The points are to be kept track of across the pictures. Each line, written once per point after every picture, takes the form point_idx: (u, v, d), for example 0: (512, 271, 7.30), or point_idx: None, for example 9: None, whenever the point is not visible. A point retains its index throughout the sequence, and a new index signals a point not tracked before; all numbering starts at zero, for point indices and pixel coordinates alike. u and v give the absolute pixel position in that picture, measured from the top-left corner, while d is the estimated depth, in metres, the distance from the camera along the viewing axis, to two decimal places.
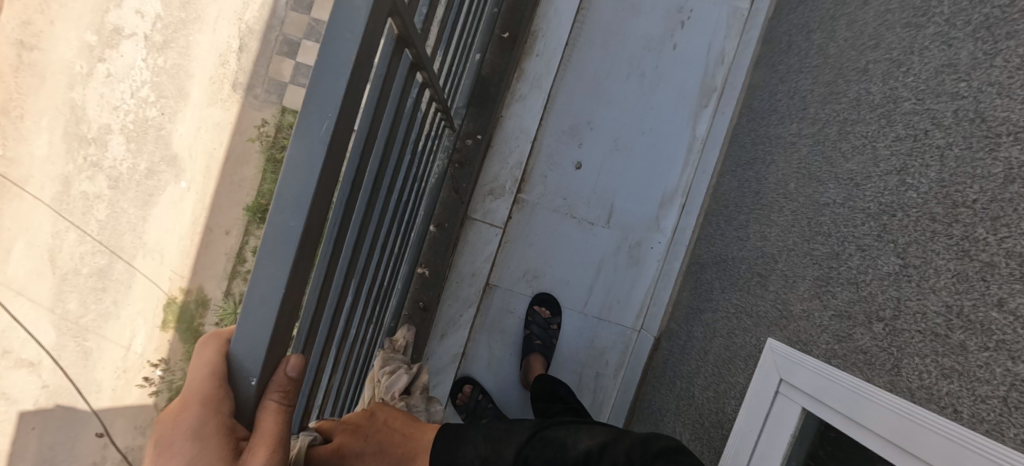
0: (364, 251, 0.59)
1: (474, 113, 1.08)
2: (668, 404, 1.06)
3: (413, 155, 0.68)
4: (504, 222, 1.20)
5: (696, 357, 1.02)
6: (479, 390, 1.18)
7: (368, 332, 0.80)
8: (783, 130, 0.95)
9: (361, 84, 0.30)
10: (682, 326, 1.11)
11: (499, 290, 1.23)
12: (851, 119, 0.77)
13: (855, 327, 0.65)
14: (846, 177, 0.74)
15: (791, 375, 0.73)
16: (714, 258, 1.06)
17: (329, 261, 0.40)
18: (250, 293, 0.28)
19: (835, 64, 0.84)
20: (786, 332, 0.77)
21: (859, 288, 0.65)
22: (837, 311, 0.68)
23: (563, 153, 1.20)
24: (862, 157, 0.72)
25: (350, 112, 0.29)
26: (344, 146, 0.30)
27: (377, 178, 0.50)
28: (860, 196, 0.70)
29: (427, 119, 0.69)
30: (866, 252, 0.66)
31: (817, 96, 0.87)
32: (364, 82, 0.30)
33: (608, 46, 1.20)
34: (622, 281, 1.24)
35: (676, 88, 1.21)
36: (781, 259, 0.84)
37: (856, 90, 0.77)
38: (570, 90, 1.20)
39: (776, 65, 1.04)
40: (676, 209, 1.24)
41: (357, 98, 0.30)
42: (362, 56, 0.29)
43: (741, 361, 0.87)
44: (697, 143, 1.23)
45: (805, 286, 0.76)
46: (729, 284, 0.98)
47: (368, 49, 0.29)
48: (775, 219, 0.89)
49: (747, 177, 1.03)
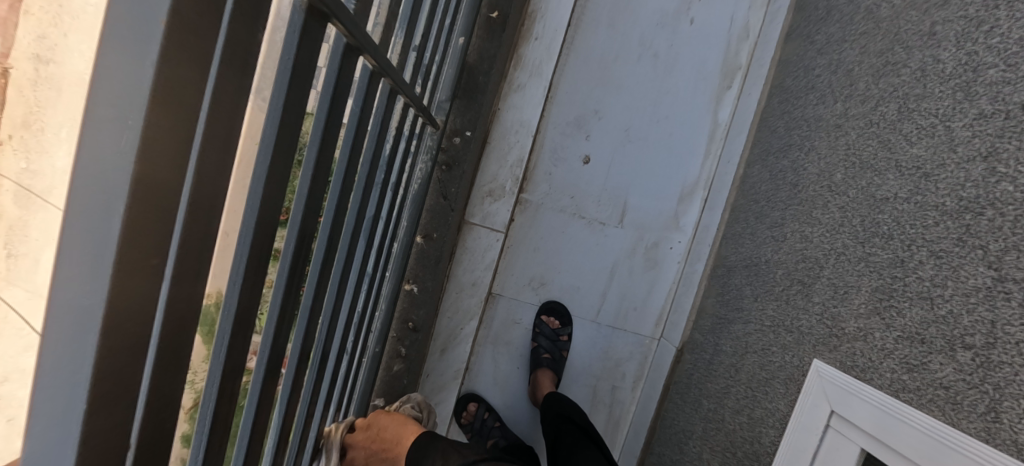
0: (312, 282, 0.46)
1: (461, 106, 0.85)
2: (694, 425, 0.92)
3: (385, 158, 0.58)
4: (506, 226, 1.08)
5: (724, 375, 0.87)
6: (485, 408, 1.08)
7: (347, 361, 0.70)
8: (823, 111, 0.81)
9: (197, 69, 0.19)
10: (707, 337, 0.97)
11: (503, 299, 1.11)
12: (915, 94, 0.63)
13: (930, 353, 0.52)
14: (911, 166, 0.60)
15: (845, 408, 0.60)
16: (743, 261, 0.92)
17: (239, 311, 0.32)
18: (32, 409, 0.18)
19: (891, 29, 0.70)
20: (836, 354, 0.64)
21: (935, 306, 0.52)
22: (905, 332, 0.55)
23: (568, 146, 1.08)
24: (931, 140, 0.59)
25: (175, 115, 0.18)
26: (178, 170, 0.19)
27: (314, 195, 0.39)
28: (932, 189, 0.57)
29: (404, 125, 0.59)
30: (943, 260, 0.53)
31: (867, 70, 0.73)
32: (204, 71, 0.19)
33: (617, 24, 1.06)
34: (639, 285, 1.12)
35: (694, 68, 1.07)
36: (827, 264, 0.70)
37: (921, 58, 0.63)
38: (574, 75, 1.07)
39: (813, 35, 0.89)
40: (698, 204, 1.11)
41: (192, 97, 0.19)
42: (178, 20, 0.17)
43: (781, 384, 0.72)
44: (721, 128, 1.09)
45: (860, 300, 0.62)
46: (761, 291, 0.83)
47: (200, 16, 0.18)
48: (817, 216, 0.75)
49: (780, 167, 0.89)
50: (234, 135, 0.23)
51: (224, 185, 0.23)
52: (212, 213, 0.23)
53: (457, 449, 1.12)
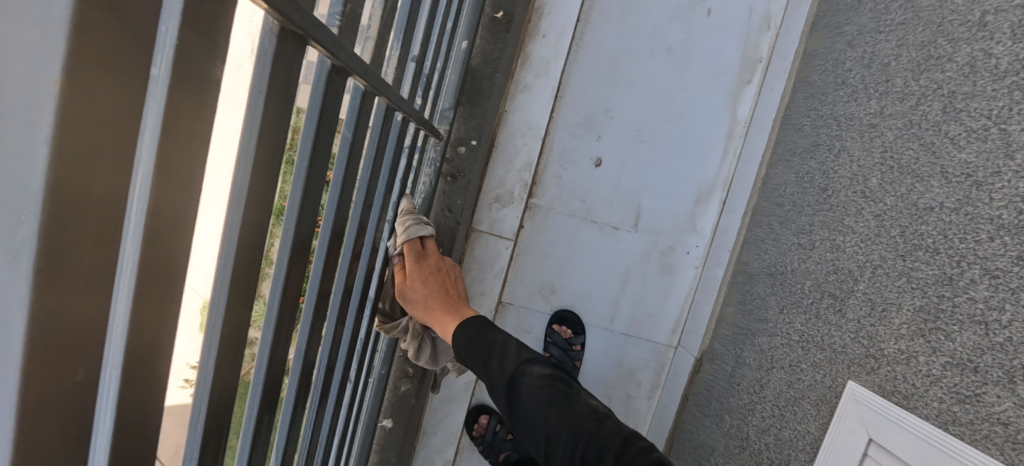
0: (304, 323, 0.43)
1: (465, 112, 0.80)
2: (716, 440, 0.88)
3: (386, 176, 0.53)
4: (515, 233, 1.04)
5: (747, 389, 0.83)
6: (496, 420, 1.06)
7: (350, 386, 0.67)
8: (855, 109, 0.75)
9: (113, 137, 0.15)
10: (729, 348, 0.92)
11: (513, 308, 1.08)
12: (963, 93, 0.57)
13: (985, 384, 0.47)
14: (959, 172, 0.55)
15: (886, 437, 0.56)
16: (766, 268, 0.86)
17: (219, 375, 0.28)
18: None
19: (933, 19, 0.64)
20: (874, 377, 0.59)
21: (991, 332, 0.48)
22: (955, 358, 0.50)
23: (579, 148, 1.03)
24: (983, 145, 0.53)
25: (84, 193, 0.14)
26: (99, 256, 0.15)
27: (301, 233, 0.35)
28: (985, 201, 0.51)
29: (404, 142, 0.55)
30: (1000, 281, 0.48)
31: (906, 64, 0.67)
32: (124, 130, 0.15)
33: (628, 17, 1.00)
34: (655, 292, 1.07)
35: (710, 62, 1.01)
36: (861, 278, 0.64)
37: (969, 52, 0.57)
38: (584, 72, 1.01)
39: (842, 26, 0.83)
40: (716, 206, 1.05)
41: (114, 168, 0.15)
42: (82, 79, 0.13)
43: (812, 404, 0.68)
44: (740, 125, 1.03)
45: (902, 320, 0.57)
46: (788, 303, 0.78)
47: (111, 67, 0.14)
48: (850, 224, 0.69)
49: (807, 169, 0.83)
50: (193, 196, 0.19)
51: (183, 257, 0.20)
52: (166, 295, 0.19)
53: (469, 461, 1.09)
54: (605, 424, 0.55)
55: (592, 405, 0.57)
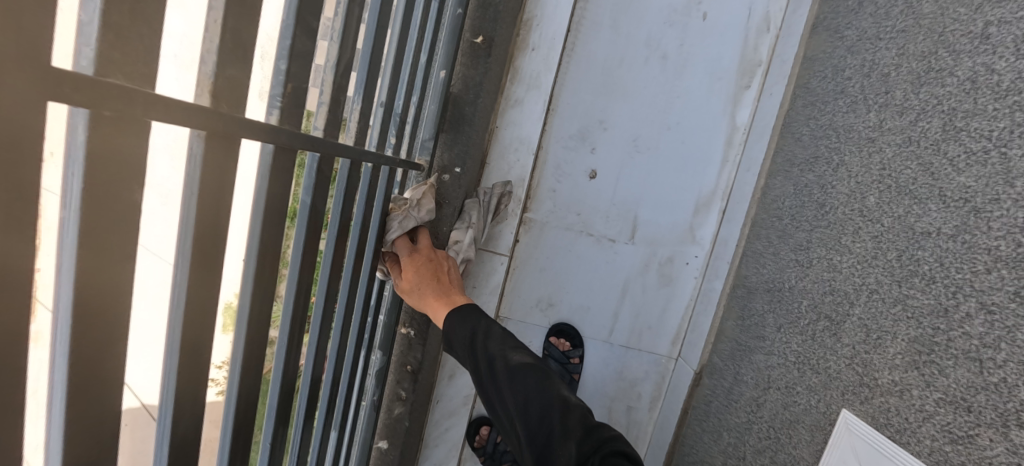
0: (274, 375, 0.45)
1: (449, 139, 0.80)
2: (715, 457, 0.87)
3: (359, 217, 0.54)
4: (510, 249, 1.03)
5: (745, 408, 0.81)
6: (496, 433, 1.07)
7: (338, 415, 0.69)
8: (854, 121, 0.72)
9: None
10: (728, 363, 0.90)
11: (511, 322, 1.08)
12: (962, 110, 0.54)
13: (979, 426, 0.46)
14: (957, 197, 0.52)
15: None
16: (765, 283, 0.84)
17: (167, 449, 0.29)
18: None
19: (933, 28, 0.60)
20: (869, 407, 0.57)
21: (986, 371, 0.46)
22: (948, 395, 0.49)
23: (574, 161, 1.01)
24: (982, 168, 0.50)
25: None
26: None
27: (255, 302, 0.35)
28: (983, 229, 0.49)
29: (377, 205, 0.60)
30: (997, 317, 0.46)
31: (905, 75, 0.63)
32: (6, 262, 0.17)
33: (619, 24, 0.97)
34: (654, 303, 1.06)
35: (707, 67, 0.98)
36: (857, 301, 0.62)
37: (970, 66, 0.54)
38: (575, 84, 0.99)
39: (842, 30, 0.79)
40: (715, 216, 1.03)
41: (10, 301, 0.18)
42: None
43: (806, 430, 0.66)
44: (739, 132, 1.00)
45: (897, 349, 0.55)
46: (785, 323, 0.76)
47: (4, 218, 0.17)
48: (848, 244, 0.67)
49: (805, 181, 0.80)
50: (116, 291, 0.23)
51: (117, 337, 0.24)
52: (97, 374, 0.24)
53: None
54: (568, 416, 0.53)
55: (558, 395, 0.54)
